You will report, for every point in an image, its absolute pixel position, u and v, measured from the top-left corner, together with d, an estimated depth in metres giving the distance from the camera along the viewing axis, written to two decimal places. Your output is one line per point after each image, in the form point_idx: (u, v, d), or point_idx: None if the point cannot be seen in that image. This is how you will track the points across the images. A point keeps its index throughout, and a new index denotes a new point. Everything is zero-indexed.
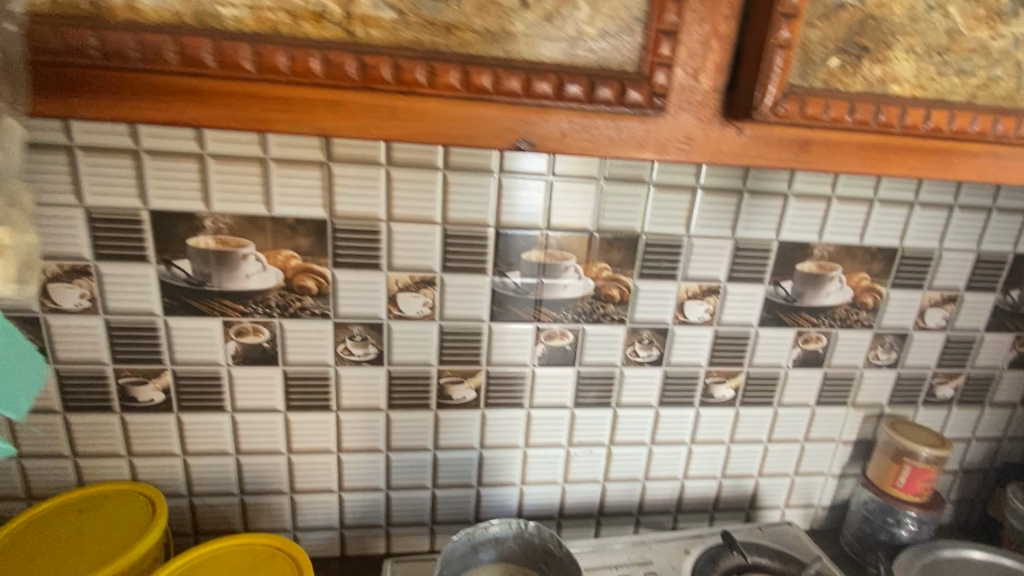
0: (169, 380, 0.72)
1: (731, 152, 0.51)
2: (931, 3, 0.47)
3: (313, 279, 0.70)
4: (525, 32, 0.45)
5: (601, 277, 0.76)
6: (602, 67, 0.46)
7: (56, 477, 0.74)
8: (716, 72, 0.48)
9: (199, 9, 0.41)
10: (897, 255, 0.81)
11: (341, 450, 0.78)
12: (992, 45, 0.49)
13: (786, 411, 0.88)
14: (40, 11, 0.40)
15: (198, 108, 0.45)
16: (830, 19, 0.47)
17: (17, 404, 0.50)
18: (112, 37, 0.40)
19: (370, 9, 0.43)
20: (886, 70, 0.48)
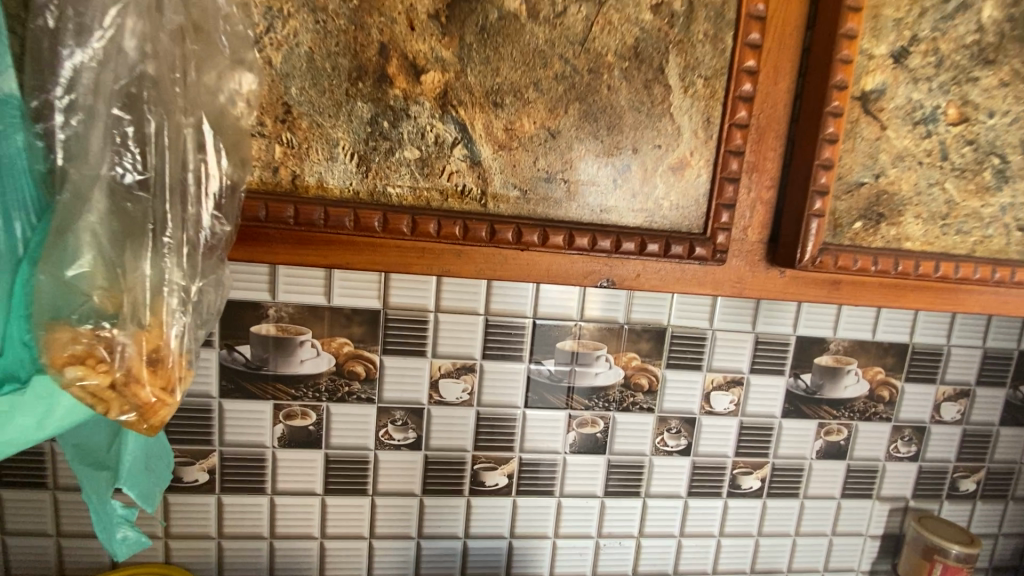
0: (215, 461, 0.74)
1: (776, 288, 0.57)
2: (931, 180, 0.55)
3: (363, 365, 0.75)
4: (615, 205, 0.53)
5: (631, 365, 0.80)
6: (674, 229, 0.54)
7: (90, 558, 0.75)
8: (762, 230, 0.56)
9: (374, 188, 0.50)
10: (908, 350, 0.86)
11: (374, 536, 0.79)
12: (983, 211, 0.56)
13: (812, 503, 0.89)
14: (257, 188, 0.49)
15: (352, 256, 0.51)
16: (852, 194, 0.55)
17: (151, 497, 0.53)
18: (306, 210, 0.49)
19: (500, 189, 0.51)
20: (899, 231, 0.56)
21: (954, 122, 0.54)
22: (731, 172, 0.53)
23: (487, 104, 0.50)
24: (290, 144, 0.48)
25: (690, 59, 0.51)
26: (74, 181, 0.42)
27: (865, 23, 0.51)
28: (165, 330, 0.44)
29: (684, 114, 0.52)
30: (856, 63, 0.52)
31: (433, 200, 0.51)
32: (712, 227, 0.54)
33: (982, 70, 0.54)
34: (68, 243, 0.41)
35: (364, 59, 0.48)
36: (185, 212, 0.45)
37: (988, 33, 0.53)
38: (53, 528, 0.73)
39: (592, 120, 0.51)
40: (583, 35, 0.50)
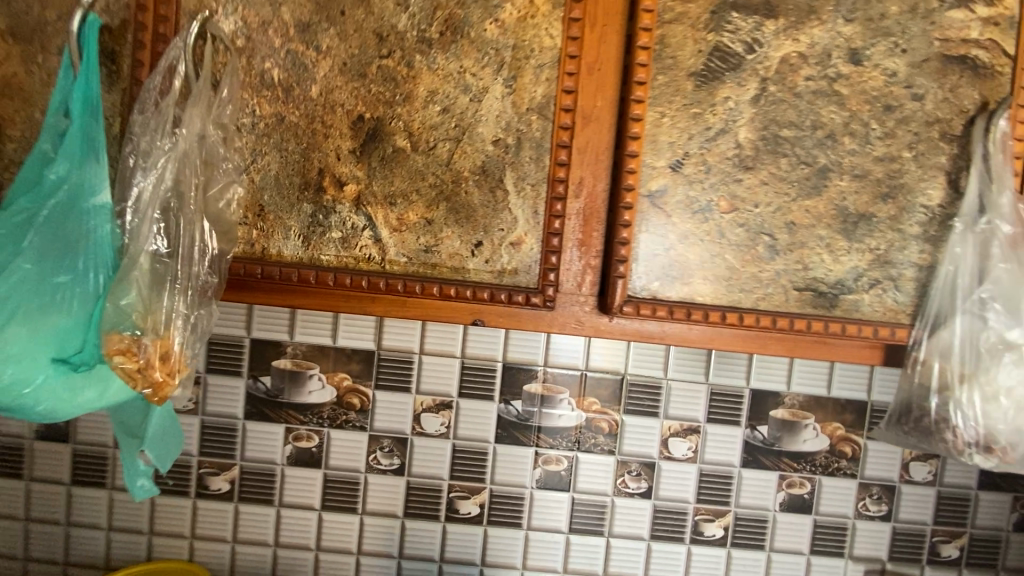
0: (236, 473, 0.90)
1: (612, 332, 0.65)
2: (712, 251, 0.63)
3: (358, 397, 0.89)
4: (475, 269, 0.63)
5: (592, 409, 0.90)
6: (514, 283, 0.63)
7: (132, 551, 0.90)
8: (593, 287, 0.64)
9: (314, 255, 0.63)
10: (867, 407, 0.89)
11: (361, 552, 0.90)
12: (762, 275, 0.63)
13: (779, 557, 0.91)
14: (242, 255, 0.63)
15: (309, 301, 0.65)
16: (648, 261, 0.63)
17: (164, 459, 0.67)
18: (272, 270, 0.63)
19: (395, 257, 0.63)
20: (690, 288, 0.63)
21: (726, 211, 0.62)
22: (552, 247, 0.62)
23: (384, 202, 0.62)
24: (262, 229, 0.63)
25: (520, 172, 0.62)
26: (131, 251, 0.60)
27: (644, 143, 0.61)
28: (172, 334, 0.60)
29: (518, 209, 0.62)
30: (641, 171, 0.61)
31: (349, 265, 0.63)
32: (542, 281, 0.62)
33: (744, 175, 0.62)
34: (121, 284, 0.58)
35: (308, 177, 0.62)
36: (194, 272, 0.61)
37: (746, 148, 0.62)
38: (106, 521, 0.90)
39: (455, 214, 0.62)
40: (447, 158, 0.62)
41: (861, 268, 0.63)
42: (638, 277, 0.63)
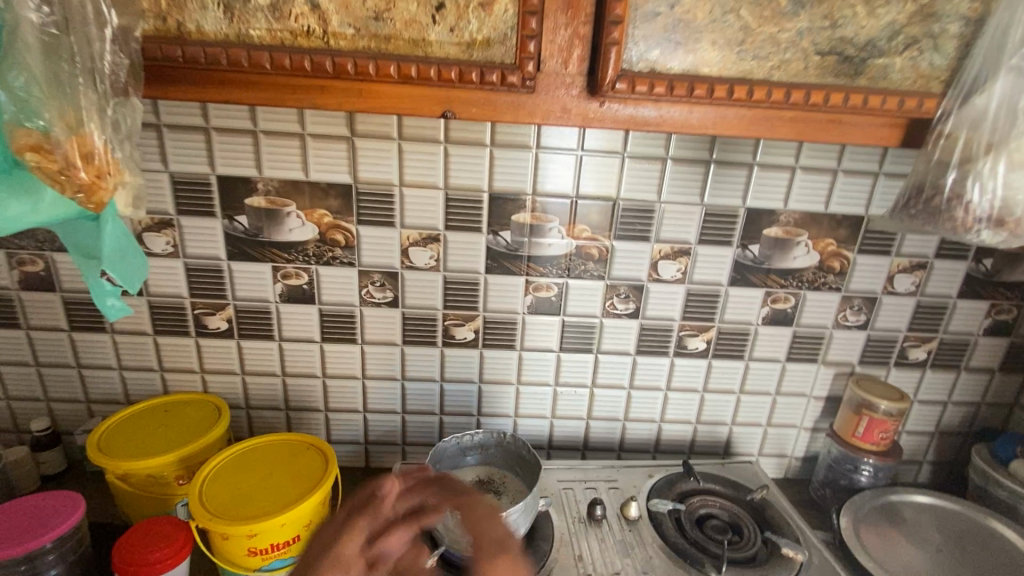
0: (231, 312, 0.91)
1: (601, 120, 0.60)
2: (727, 6, 0.55)
3: (342, 234, 0.86)
4: (436, 40, 0.55)
5: (582, 237, 0.87)
6: (485, 60, 0.56)
7: (147, 386, 0.95)
8: (581, 63, 0.57)
9: (239, 31, 0.54)
10: (864, 222, 0.88)
11: (365, 377, 0.95)
12: (779, 37, 0.56)
13: (756, 364, 0.97)
14: (149, 33, 0.54)
15: (246, 93, 0.58)
16: (648, 21, 0.55)
17: (132, 282, 0.64)
18: (191, 51, 0.54)
19: (338, 27, 0.54)
20: (695, 57, 0.56)
21: None
22: (533, 9, 0.53)
23: None
24: None
25: None
26: (12, 23, 0.51)
27: None
28: (88, 130, 0.53)
29: None
30: None
31: (285, 41, 0.55)
32: (519, 57, 0.55)
33: None
34: (14, 63, 0.51)
35: None
36: (95, 51, 0.53)
37: None
38: (116, 362, 0.93)
39: None
40: None
41: (898, 24, 0.57)
42: (634, 45, 0.56)
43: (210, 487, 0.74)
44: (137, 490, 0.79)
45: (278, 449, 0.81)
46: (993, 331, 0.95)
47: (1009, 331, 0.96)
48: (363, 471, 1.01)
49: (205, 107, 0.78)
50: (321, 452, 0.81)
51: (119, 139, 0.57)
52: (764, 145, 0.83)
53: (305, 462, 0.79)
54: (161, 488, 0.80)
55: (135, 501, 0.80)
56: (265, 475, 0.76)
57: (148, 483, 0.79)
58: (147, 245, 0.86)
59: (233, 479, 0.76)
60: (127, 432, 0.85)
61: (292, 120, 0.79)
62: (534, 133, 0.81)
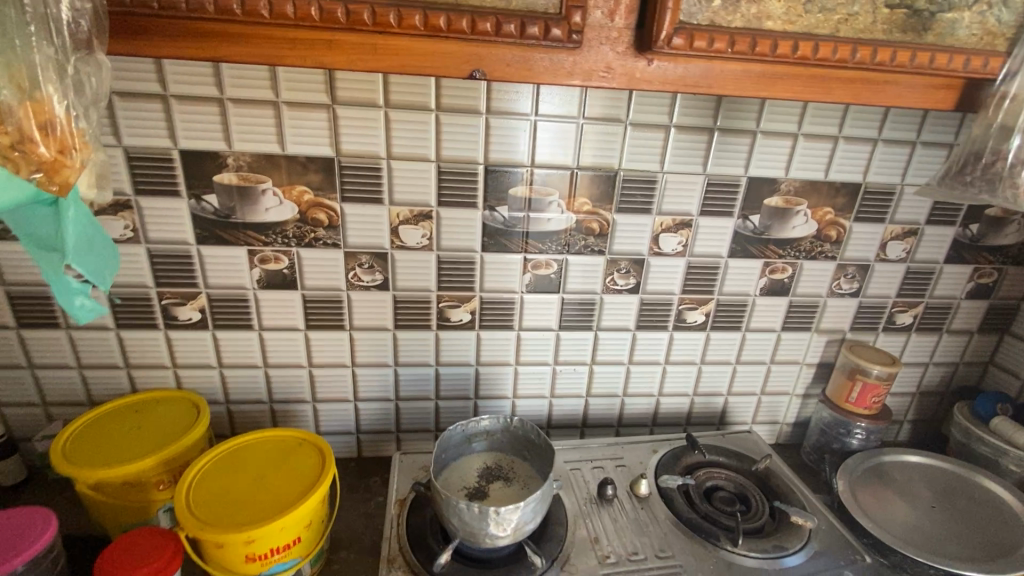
0: (204, 301, 0.83)
1: (646, 80, 0.58)
2: None
3: (325, 212, 0.79)
4: None
5: (583, 211, 0.83)
6: (530, 9, 0.53)
7: (113, 385, 0.87)
8: (629, 13, 0.55)
9: None
10: (861, 189, 0.87)
11: (355, 364, 0.90)
12: None
13: (753, 335, 0.97)
14: None
15: (238, 48, 0.52)
16: None
17: (102, 276, 0.62)
18: None
19: None
20: (761, 8, 0.55)
21: None
22: None
23: None
24: None
25: None
26: None
27: None
28: (46, 98, 0.50)
29: None
30: None
31: None
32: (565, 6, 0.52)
33: None
34: None
35: None
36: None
37: None
38: (74, 360, 0.85)
39: None
40: None
41: None
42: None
43: (196, 492, 0.68)
44: (112, 499, 0.73)
45: (268, 447, 0.76)
46: (975, 294, 0.98)
47: (989, 294, 0.99)
48: (356, 461, 0.97)
49: (162, 71, 0.69)
50: (316, 448, 0.76)
51: (79, 103, 0.54)
52: (768, 111, 0.80)
53: (300, 459, 0.74)
54: (140, 495, 0.74)
55: (111, 510, 0.73)
56: (257, 476, 0.71)
57: (125, 490, 0.73)
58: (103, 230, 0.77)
59: (222, 481, 0.70)
60: (96, 437, 0.77)
61: (264, 86, 0.71)
62: (532, 100, 0.76)
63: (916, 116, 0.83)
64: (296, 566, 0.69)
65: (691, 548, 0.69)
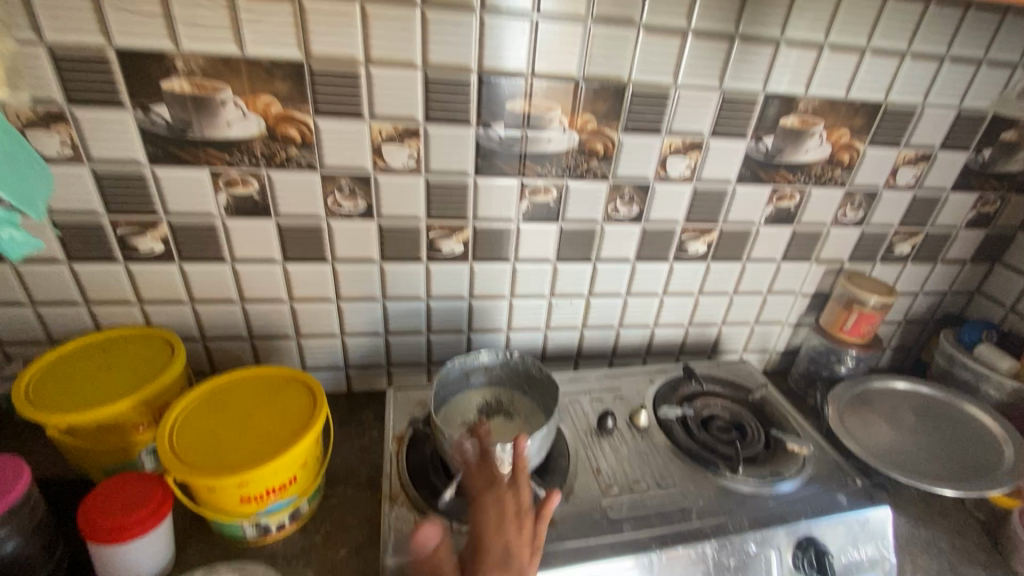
0: (166, 231, 0.74)
1: None
2: None
3: (296, 128, 0.69)
4: None
5: (587, 130, 0.76)
6: None
7: (73, 322, 0.80)
8: None
9: None
10: (880, 110, 0.82)
11: (340, 298, 0.84)
12: None
13: (753, 265, 0.95)
14: None
15: None
16: None
17: (38, 207, 0.67)
18: None
19: None
20: None
21: None
22: None
23: None
24: None
25: None
26: None
27: None
28: None
29: None
30: None
31: None
32: None
33: None
34: None
35: None
36: None
37: None
38: (26, 296, 0.76)
39: None
40: None
41: None
42: None
43: (179, 433, 0.64)
44: (88, 443, 0.68)
45: (254, 385, 0.71)
46: (975, 222, 0.97)
47: (988, 223, 0.98)
48: (345, 396, 0.94)
49: None
50: (306, 385, 0.72)
51: None
52: (795, 17, 0.72)
53: (289, 398, 0.70)
54: (119, 437, 0.69)
55: (89, 454, 0.69)
56: (245, 415, 0.67)
57: (102, 434, 0.68)
58: (37, 147, 0.66)
59: (207, 421, 0.66)
60: (60, 378, 0.71)
61: None
62: None
63: (949, 26, 0.76)
64: (292, 505, 0.67)
65: (691, 476, 0.69)
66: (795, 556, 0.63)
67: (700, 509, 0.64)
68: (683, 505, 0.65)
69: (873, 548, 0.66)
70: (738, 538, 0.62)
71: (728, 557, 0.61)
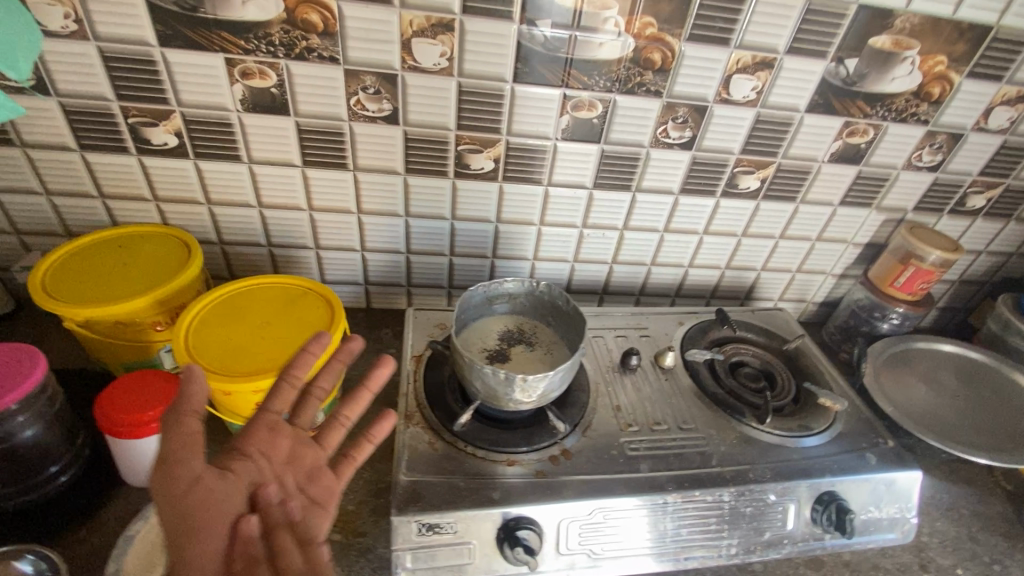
0: (180, 124, 0.69)
1: None
2: None
3: (318, 13, 0.61)
4: None
5: (644, 35, 0.66)
6: None
7: (89, 217, 0.77)
8: None
9: None
10: (989, 35, 0.70)
11: (361, 212, 0.80)
12: None
13: (807, 208, 0.87)
14: None
15: None
16: None
17: (18, 67, 0.60)
18: None
19: None
20: None
21: None
22: None
23: None
24: None
25: None
26: None
27: None
28: None
29: None
30: None
31: None
32: None
33: None
34: None
35: None
36: None
37: None
38: (40, 186, 0.73)
39: None
40: None
41: None
42: None
43: (196, 335, 0.63)
44: (109, 337, 0.68)
45: (272, 294, 0.69)
46: None
47: None
48: (364, 312, 0.92)
49: None
50: (324, 299, 0.69)
51: None
52: None
53: (307, 310, 0.68)
54: (137, 334, 0.69)
55: (110, 347, 0.69)
56: (261, 324, 0.65)
57: (119, 330, 0.68)
58: (38, 19, 0.60)
59: (223, 326, 0.64)
60: (78, 270, 0.70)
61: None
62: None
63: None
64: None
65: (715, 422, 0.67)
66: (814, 510, 0.61)
67: (721, 455, 0.63)
68: (704, 451, 0.63)
69: (896, 510, 0.64)
70: (758, 488, 0.60)
71: (745, 505, 0.60)
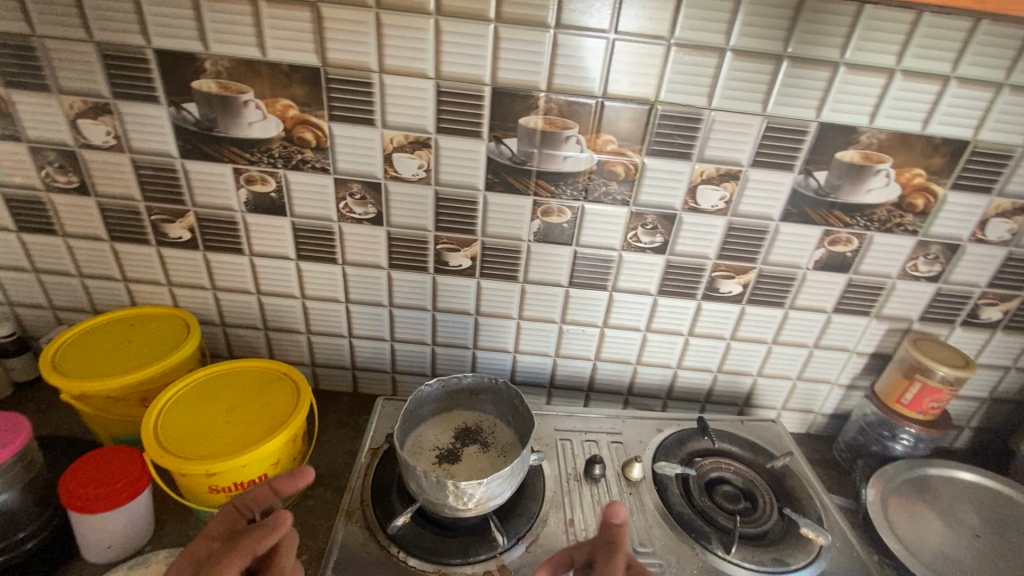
0: (193, 221, 0.78)
1: None
2: None
3: (312, 132, 0.70)
4: None
5: (607, 150, 0.70)
6: None
7: (112, 296, 0.86)
8: None
9: None
10: (967, 148, 0.69)
11: (348, 301, 0.85)
12: None
13: (798, 314, 0.84)
14: None
15: None
16: None
17: None
18: None
19: None
20: None
21: None
22: None
23: None
24: None
25: None
26: None
27: None
28: None
29: None
30: None
31: None
32: None
33: None
34: None
35: None
36: None
37: None
38: (75, 269, 0.84)
39: None
40: None
41: None
42: None
43: (166, 418, 0.66)
44: (100, 411, 0.73)
45: (247, 379, 0.73)
46: None
47: None
48: (349, 397, 0.95)
49: None
50: (294, 385, 0.72)
51: None
52: (860, 35, 0.62)
53: (275, 396, 0.71)
54: (125, 409, 0.74)
55: (99, 420, 0.74)
56: (228, 407, 0.69)
57: (110, 404, 0.73)
58: (84, 135, 0.72)
59: (192, 409, 0.68)
60: (87, 347, 0.77)
61: None
62: (553, 5, 0.62)
63: None
64: None
65: (676, 547, 0.61)
66: None
67: None
68: None
69: None
70: None
71: None
